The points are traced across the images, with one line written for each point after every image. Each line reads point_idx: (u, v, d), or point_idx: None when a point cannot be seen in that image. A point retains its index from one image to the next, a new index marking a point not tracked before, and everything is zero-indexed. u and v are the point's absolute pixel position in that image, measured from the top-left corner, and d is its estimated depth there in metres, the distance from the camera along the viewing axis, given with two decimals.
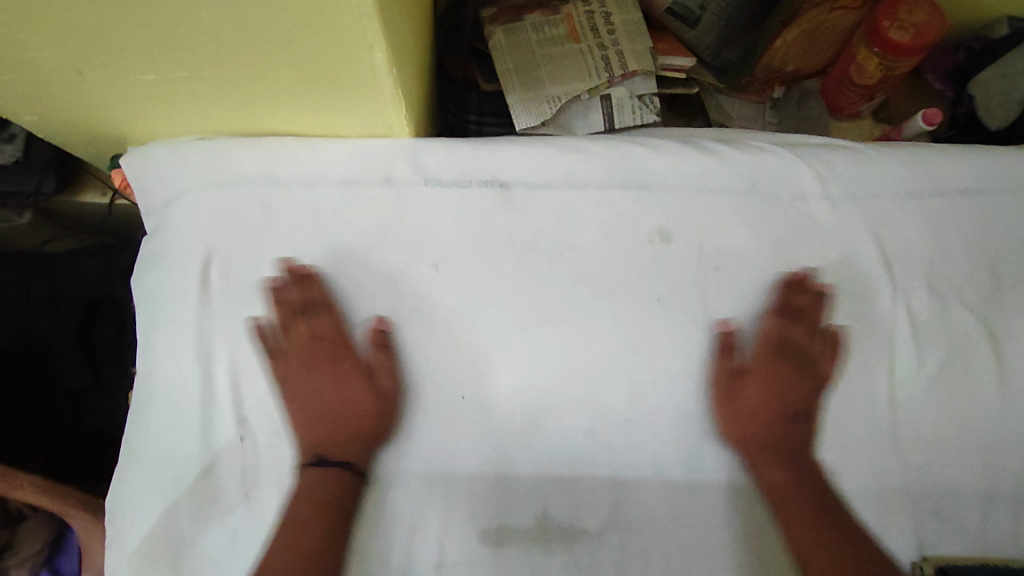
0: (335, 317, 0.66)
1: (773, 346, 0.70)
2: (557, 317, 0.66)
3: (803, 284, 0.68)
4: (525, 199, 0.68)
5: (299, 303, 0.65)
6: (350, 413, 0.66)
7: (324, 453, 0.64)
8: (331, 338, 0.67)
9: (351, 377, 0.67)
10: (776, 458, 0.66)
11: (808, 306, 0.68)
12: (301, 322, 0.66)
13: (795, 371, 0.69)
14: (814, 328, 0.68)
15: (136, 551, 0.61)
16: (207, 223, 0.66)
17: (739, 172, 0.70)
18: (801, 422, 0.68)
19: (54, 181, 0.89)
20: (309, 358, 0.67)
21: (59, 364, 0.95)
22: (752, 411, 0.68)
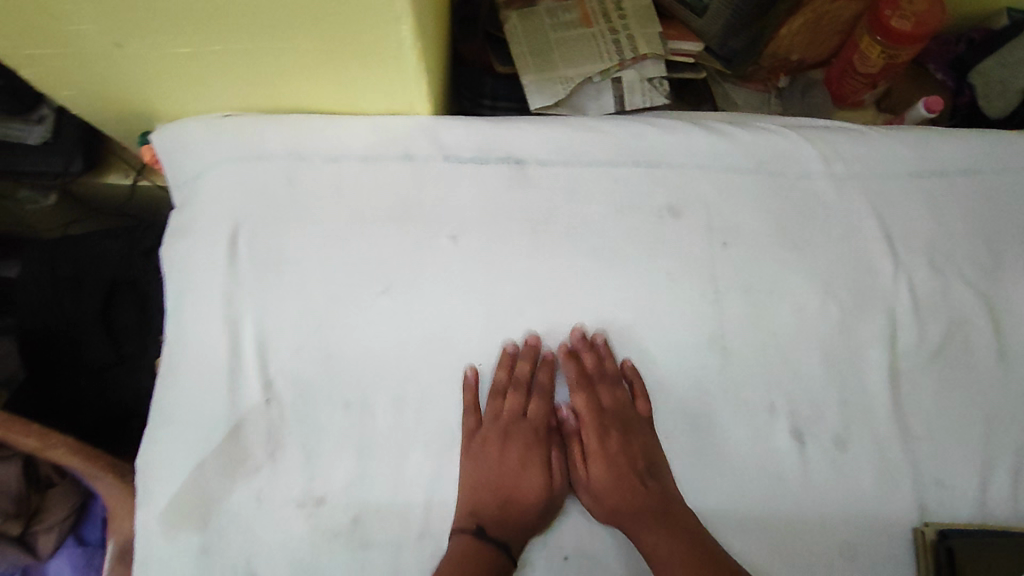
0: (546, 404, 0.67)
1: (594, 415, 0.67)
2: (571, 290, 0.68)
3: (586, 344, 0.67)
4: (540, 176, 0.71)
5: (520, 377, 0.66)
6: (525, 491, 0.63)
7: (484, 524, 0.61)
8: (533, 422, 0.67)
9: (534, 462, 0.65)
10: (642, 520, 0.61)
11: (594, 359, 0.67)
12: (512, 395, 0.66)
13: (621, 433, 0.66)
14: (608, 385, 0.67)
15: (164, 509, 0.64)
16: (234, 195, 0.68)
17: (746, 152, 0.73)
18: (652, 484, 0.63)
19: (81, 162, 0.91)
20: (503, 432, 0.65)
21: (83, 340, 0.97)
22: (603, 482, 0.64)
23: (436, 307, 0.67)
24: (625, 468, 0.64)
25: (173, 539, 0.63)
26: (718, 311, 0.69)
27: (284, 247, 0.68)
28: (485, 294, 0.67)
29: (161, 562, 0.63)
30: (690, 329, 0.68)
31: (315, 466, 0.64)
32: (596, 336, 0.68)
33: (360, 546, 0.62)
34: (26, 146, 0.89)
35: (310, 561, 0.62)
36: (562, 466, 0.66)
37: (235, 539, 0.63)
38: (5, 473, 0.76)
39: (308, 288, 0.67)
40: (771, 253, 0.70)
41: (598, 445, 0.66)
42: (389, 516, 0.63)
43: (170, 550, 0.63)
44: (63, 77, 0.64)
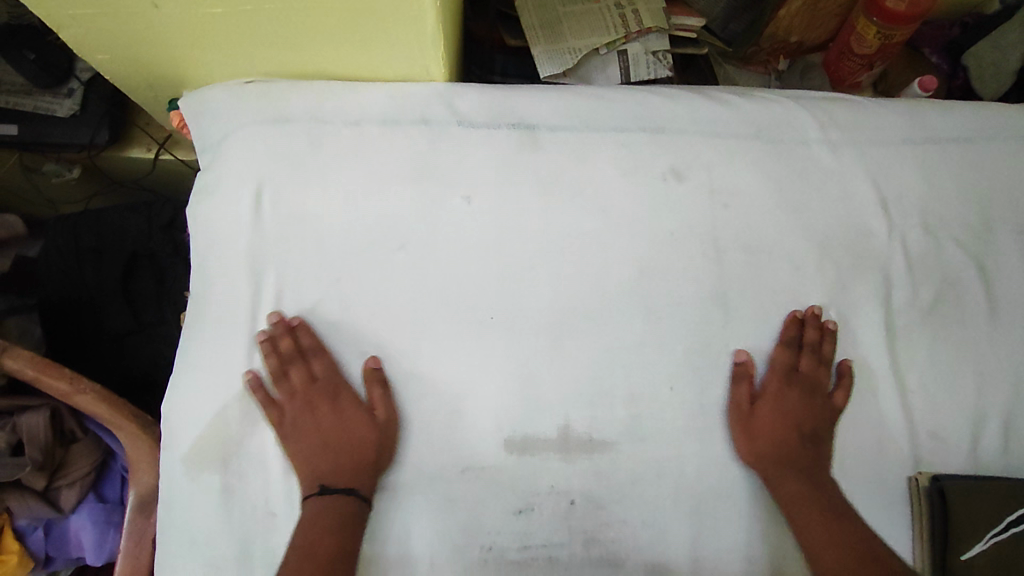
0: (328, 358, 0.68)
1: (784, 372, 0.70)
2: (578, 246, 0.71)
3: (813, 318, 0.71)
4: (550, 140, 0.74)
5: (287, 354, 0.67)
6: (354, 439, 0.66)
7: (327, 483, 0.64)
8: (326, 378, 0.68)
9: (351, 414, 0.67)
10: (787, 467, 0.66)
11: (815, 339, 0.70)
12: (293, 370, 0.67)
13: (806, 395, 0.69)
14: (820, 361, 0.70)
15: (186, 451, 0.66)
16: (259, 155, 0.72)
17: (747, 119, 0.76)
18: (811, 445, 0.68)
19: (107, 134, 0.94)
20: (306, 400, 0.67)
21: (104, 307, 1.00)
22: (766, 423, 0.68)
23: (449, 262, 0.70)
24: (791, 425, 0.69)
25: (196, 480, 0.65)
26: (719, 268, 0.72)
27: (306, 203, 0.71)
28: (497, 249, 0.71)
29: (184, 501, 0.65)
30: (692, 285, 0.71)
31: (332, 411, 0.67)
32: (826, 320, 0.71)
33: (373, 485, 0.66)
34: (56, 119, 0.94)
35: None
36: (385, 401, 0.67)
37: (257, 479, 0.66)
38: (34, 422, 0.79)
39: (328, 244, 0.70)
40: (771, 214, 0.73)
41: (774, 394, 0.69)
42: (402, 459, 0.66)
43: (193, 490, 0.65)
44: (101, 38, 0.68)
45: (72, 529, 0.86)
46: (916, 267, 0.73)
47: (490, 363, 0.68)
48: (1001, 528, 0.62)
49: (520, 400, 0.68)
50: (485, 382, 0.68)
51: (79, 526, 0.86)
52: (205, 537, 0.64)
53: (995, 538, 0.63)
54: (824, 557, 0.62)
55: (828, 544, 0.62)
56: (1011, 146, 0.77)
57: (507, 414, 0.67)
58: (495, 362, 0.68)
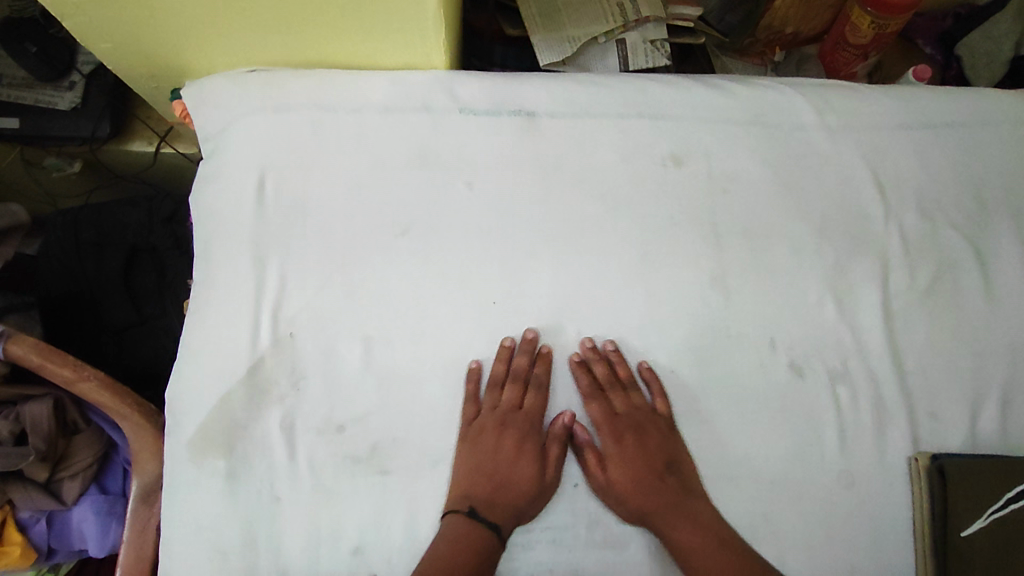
0: (543, 397, 0.69)
1: (609, 421, 0.68)
2: (581, 232, 0.72)
3: (596, 354, 0.69)
4: (551, 127, 0.75)
5: (516, 371, 0.68)
6: (514, 478, 0.65)
7: (476, 507, 0.63)
8: (530, 413, 0.68)
9: (530, 455, 0.66)
10: (665, 512, 0.64)
11: (609, 369, 0.69)
12: (509, 388, 0.68)
13: (636, 434, 0.67)
14: (659, 393, 0.69)
15: (190, 438, 0.65)
16: (262, 143, 0.72)
17: (745, 106, 0.77)
18: (671, 479, 0.66)
19: (108, 127, 0.95)
20: (500, 421, 0.67)
21: (106, 300, 1.00)
22: (626, 480, 0.65)
23: (453, 248, 0.71)
24: (647, 468, 0.66)
25: (200, 466, 0.65)
26: (720, 252, 0.72)
27: (308, 190, 0.71)
28: (502, 235, 0.71)
29: (187, 486, 0.65)
30: (694, 269, 0.72)
31: (337, 396, 0.67)
32: (608, 343, 0.69)
33: (380, 471, 0.65)
34: (58, 112, 0.94)
35: (332, 486, 0.65)
36: (559, 459, 0.67)
37: (262, 465, 0.65)
38: (38, 411, 0.79)
39: (331, 231, 0.70)
40: (769, 198, 0.74)
41: (614, 449, 0.67)
42: (408, 443, 0.66)
43: (198, 476, 0.65)
44: (104, 27, 0.68)
45: (74, 521, 0.86)
46: (911, 251, 0.74)
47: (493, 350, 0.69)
48: (999, 505, 0.63)
49: (524, 384, 0.68)
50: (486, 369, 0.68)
51: (81, 517, 0.85)
52: (210, 523, 0.64)
53: (993, 515, 0.63)
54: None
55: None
56: (1004, 131, 0.78)
57: (510, 399, 0.68)
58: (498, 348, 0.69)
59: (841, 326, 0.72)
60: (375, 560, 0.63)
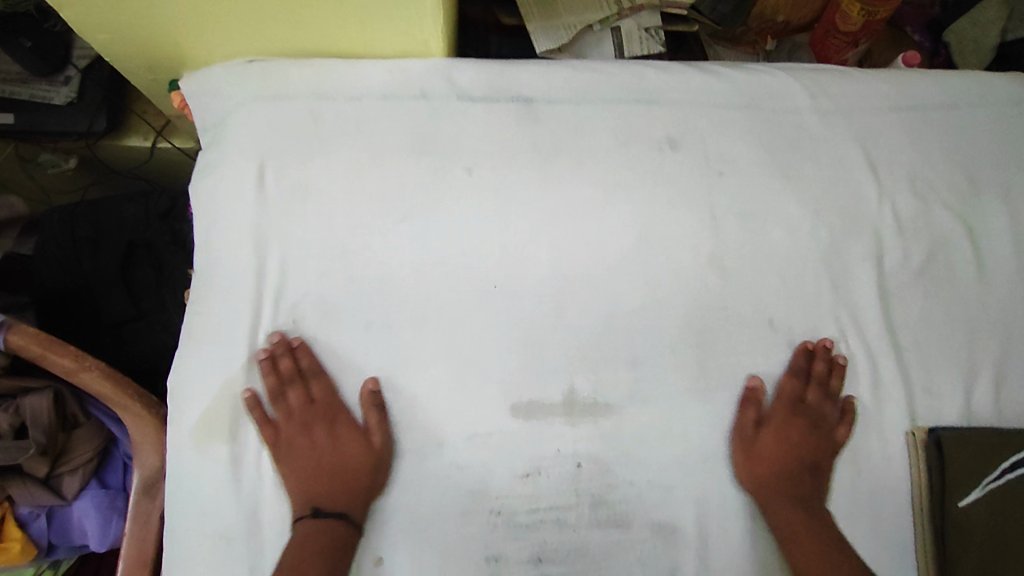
0: (325, 381, 0.67)
1: (791, 403, 0.70)
2: (578, 216, 0.73)
3: (824, 353, 0.71)
4: (548, 112, 0.75)
5: (286, 374, 0.66)
6: (346, 462, 0.65)
7: (320, 506, 0.63)
8: (325, 400, 0.67)
9: (347, 437, 0.66)
10: (786, 492, 0.67)
11: (824, 369, 0.70)
12: (291, 391, 0.66)
13: (808, 428, 0.70)
14: (846, 420, 0.70)
15: (193, 424, 0.65)
16: (263, 133, 0.72)
17: (739, 89, 0.78)
18: (812, 478, 0.68)
19: (105, 121, 0.95)
20: (302, 422, 0.67)
21: (103, 296, 0.99)
22: (769, 450, 0.68)
23: (452, 234, 0.71)
24: (792, 456, 0.69)
25: (203, 453, 0.64)
26: (717, 234, 0.73)
27: (308, 176, 0.72)
28: (501, 219, 0.72)
29: (190, 474, 0.64)
30: (691, 251, 0.73)
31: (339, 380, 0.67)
32: (839, 357, 0.71)
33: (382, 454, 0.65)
34: (53, 107, 0.94)
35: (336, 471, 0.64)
36: (382, 426, 0.66)
37: (267, 451, 0.65)
38: (38, 403, 0.79)
39: (330, 217, 0.71)
40: (765, 180, 0.75)
41: (779, 421, 0.70)
42: (410, 426, 0.66)
43: (201, 463, 0.64)
44: (103, 18, 0.68)
45: (75, 516, 0.85)
46: (906, 230, 0.75)
47: (494, 332, 0.69)
48: (997, 474, 0.64)
49: (524, 364, 0.68)
50: (487, 352, 0.68)
51: (82, 512, 0.85)
52: (214, 509, 0.63)
53: (992, 484, 0.65)
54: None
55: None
56: (992, 113, 0.79)
57: (509, 380, 0.68)
58: (500, 330, 0.69)
59: (838, 305, 0.73)
60: (380, 542, 0.64)
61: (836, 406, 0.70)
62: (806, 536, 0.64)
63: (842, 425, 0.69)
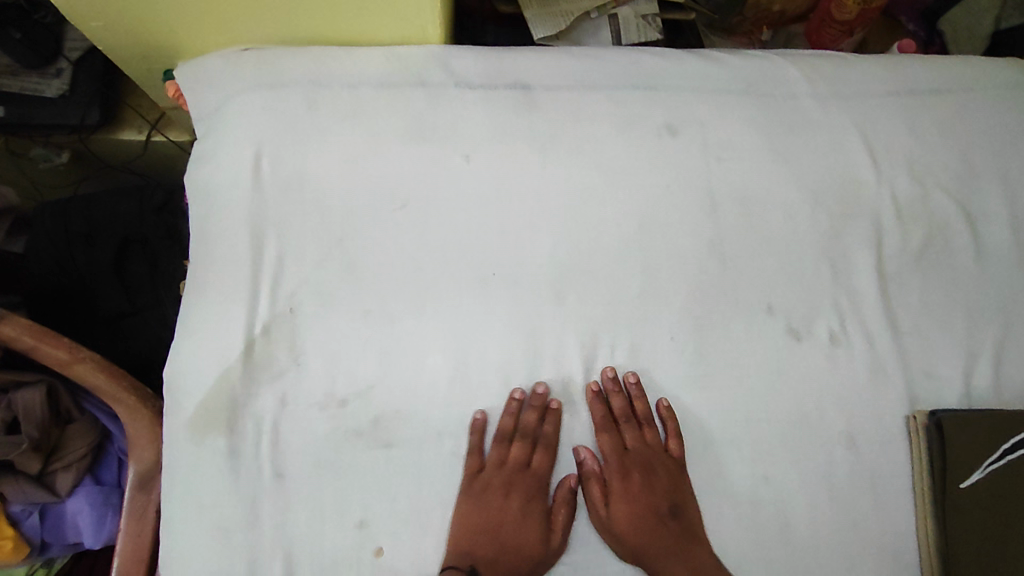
0: (551, 456, 0.67)
1: (619, 459, 0.67)
2: (579, 204, 0.72)
3: (616, 386, 0.68)
4: (547, 99, 0.75)
5: (525, 428, 0.66)
6: (520, 543, 0.63)
7: (477, 565, 0.61)
8: (538, 472, 0.67)
9: (535, 518, 0.65)
10: (662, 553, 0.64)
11: (625, 403, 0.68)
12: (518, 443, 0.66)
13: (644, 473, 0.67)
14: (673, 432, 0.68)
15: (190, 415, 0.64)
16: (257, 120, 0.71)
17: (737, 76, 0.78)
18: (675, 522, 0.65)
19: (97, 114, 0.94)
20: (507, 480, 0.66)
21: (98, 292, 0.98)
22: (628, 519, 0.65)
23: (451, 221, 0.70)
24: (648, 510, 0.66)
25: (201, 444, 0.63)
26: (716, 220, 0.73)
27: (303, 163, 0.70)
28: (503, 207, 0.71)
29: (188, 466, 0.63)
30: (691, 237, 0.73)
31: (338, 370, 0.65)
32: (629, 375, 0.68)
33: (384, 445, 0.64)
34: (45, 99, 0.93)
35: (335, 460, 0.64)
36: (565, 523, 0.65)
37: (264, 442, 0.63)
38: (30, 397, 0.78)
39: (328, 205, 0.69)
40: (764, 166, 0.75)
41: (618, 487, 0.66)
42: (411, 416, 0.65)
43: (197, 454, 0.63)
44: (95, 4, 0.67)
45: (69, 513, 0.84)
46: (903, 216, 0.75)
47: (495, 321, 0.68)
48: (998, 456, 0.64)
49: (526, 353, 0.68)
50: (489, 341, 0.68)
51: (75, 510, 0.84)
52: (212, 501, 0.62)
53: (992, 466, 0.65)
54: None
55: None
56: (988, 97, 0.79)
57: (511, 369, 0.67)
58: (502, 319, 0.69)
59: (837, 290, 0.73)
60: (381, 534, 0.62)
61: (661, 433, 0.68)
62: None
63: (671, 442, 0.68)
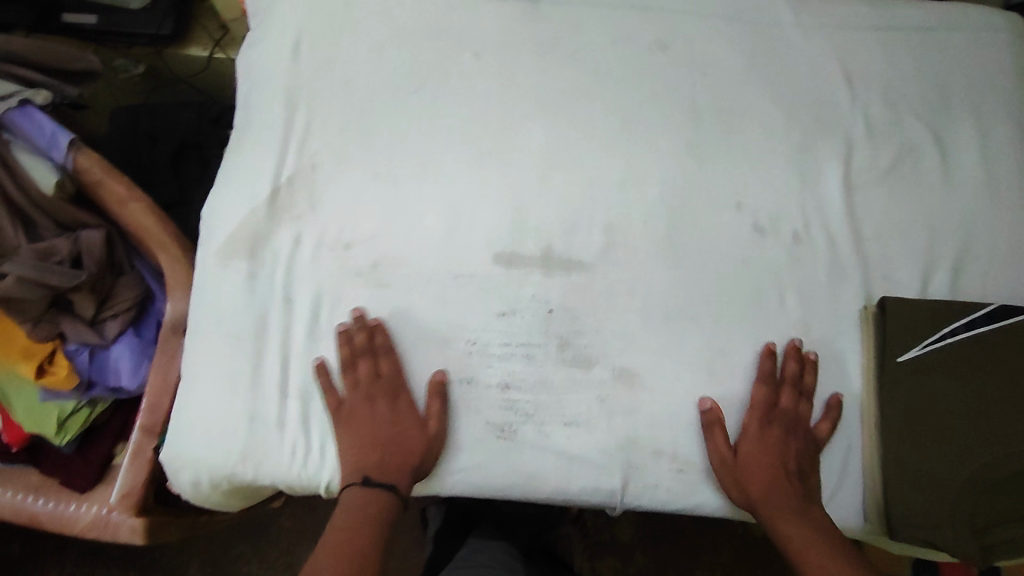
0: (395, 361, 0.70)
1: (765, 411, 0.69)
2: (570, 100, 0.81)
3: (795, 354, 0.72)
4: (551, 10, 0.85)
5: (359, 349, 0.70)
6: (403, 440, 0.67)
7: (369, 474, 0.66)
8: (391, 378, 0.70)
9: (405, 418, 0.68)
10: (785, 506, 0.66)
11: (792, 372, 0.71)
12: (361, 363, 0.69)
13: (785, 432, 0.69)
14: (830, 419, 0.70)
15: (220, 244, 0.74)
16: (302, 11, 0.83)
17: (727, 3, 0.86)
18: (796, 483, 0.68)
19: (171, 26, 1.09)
20: (366, 395, 0.69)
21: (156, 181, 1.10)
22: (754, 466, 0.67)
23: (455, 105, 0.80)
24: (776, 461, 0.68)
25: (226, 267, 0.73)
26: (696, 125, 0.81)
27: (336, 48, 0.82)
28: (502, 98, 0.81)
29: (214, 284, 0.73)
30: (671, 138, 0.80)
31: (344, 220, 0.75)
32: (808, 353, 0.72)
33: (378, 284, 0.73)
34: (129, 10, 1.08)
35: (336, 292, 0.73)
36: (439, 411, 0.69)
37: (277, 271, 0.73)
38: (93, 238, 0.87)
39: (352, 84, 0.80)
40: (746, 83, 0.82)
41: (755, 432, 0.69)
42: (403, 263, 0.74)
43: (222, 276, 0.73)
44: None
45: (111, 358, 0.95)
46: (874, 135, 0.81)
47: (484, 194, 0.77)
48: (938, 336, 0.69)
49: (510, 222, 0.76)
50: (478, 210, 0.77)
51: (118, 355, 0.95)
52: (228, 313, 0.72)
53: (931, 346, 0.70)
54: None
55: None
56: (967, 37, 0.85)
57: (496, 234, 0.76)
58: (491, 192, 0.77)
59: (806, 196, 0.79)
60: None
61: (810, 406, 0.71)
62: (822, 556, 0.63)
63: (822, 423, 0.70)
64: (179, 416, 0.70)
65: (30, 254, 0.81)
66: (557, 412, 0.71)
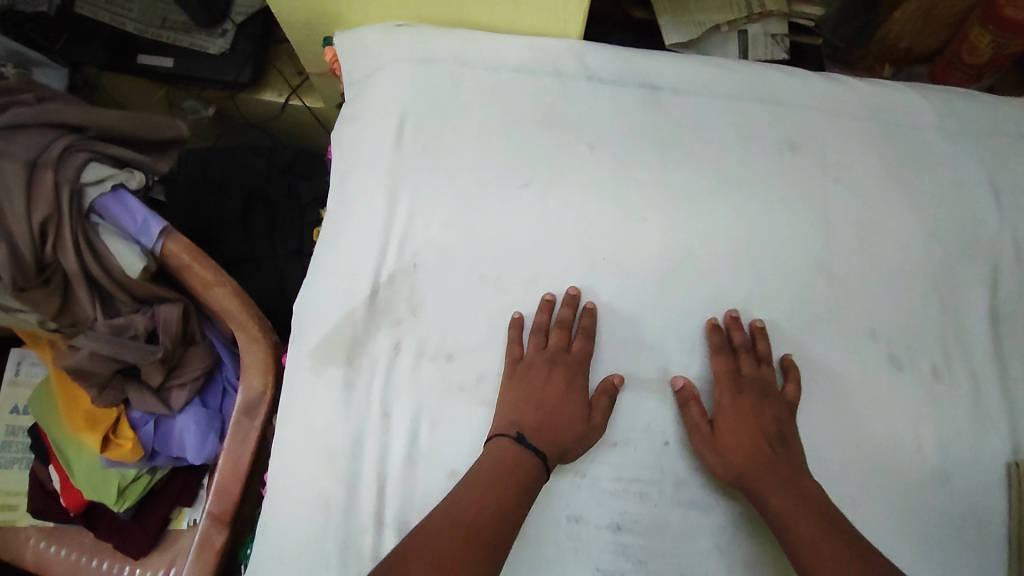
0: (589, 342, 0.69)
1: (733, 379, 0.68)
2: (693, 203, 0.75)
3: (735, 323, 0.70)
4: (673, 102, 0.78)
5: (561, 319, 0.69)
6: (563, 415, 0.66)
7: (524, 433, 0.63)
8: (579, 357, 0.69)
9: (577, 398, 0.67)
10: (771, 477, 0.62)
11: (745, 341, 0.69)
12: (555, 333, 0.69)
13: (755, 397, 0.67)
14: (792, 378, 0.69)
15: (315, 346, 0.69)
16: (407, 88, 0.77)
17: (865, 101, 0.79)
18: (781, 449, 0.64)
19: (248, 73, 1.04)
20: (550, 359, 0.68)
21: (225, 237, 1.06)
22: (731, 436, 0.65)
23: (567, 201, 0.74)
24: (754, 428, 0.65)
25: (321, 374, 0.69)
26: (829, 239, 0.74)
27: (443, 133, 0.76)
28: (619, 196, 0.74)
29: (307, 390, 0.68)
30: (799, 253, 0.74)
31: (449, 326, 0.70)
32: (758, 321, 0.70)
33: (483, 401, 0.68)
34: (206, 55, 1.03)
35: (438, 408, 0.68)
36: (605, 407, 0.67)
37: (375, 381, 0.68)
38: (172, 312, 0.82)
39: (458, 173, 0.75)
40: (884, 193, 0.76)
41: (728, 402, 0.67)
42: None
43: (317, 382, 0.68)
44: None
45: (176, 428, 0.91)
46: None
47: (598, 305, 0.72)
48: None
49: (626, 339, 0.71)
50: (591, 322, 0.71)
51: (183, 427, 0.90)
52: (323, 426, 0.67)
53: None
54: (819, 558, 0.55)
55: (816, 533, 0.57)
56: None
57: (610, 350, 0.70)
58: (605, 301, 0.72)
59: (949, 327, 0.72)
60: None
61: (773, 371, 0.69)
62: (809, 521, 0.58)
63: (788, 385, 0.68)
64: (265, 538, 0.65)
65: (106, 330, 0.78)
66: (673, 562, 0.65)
